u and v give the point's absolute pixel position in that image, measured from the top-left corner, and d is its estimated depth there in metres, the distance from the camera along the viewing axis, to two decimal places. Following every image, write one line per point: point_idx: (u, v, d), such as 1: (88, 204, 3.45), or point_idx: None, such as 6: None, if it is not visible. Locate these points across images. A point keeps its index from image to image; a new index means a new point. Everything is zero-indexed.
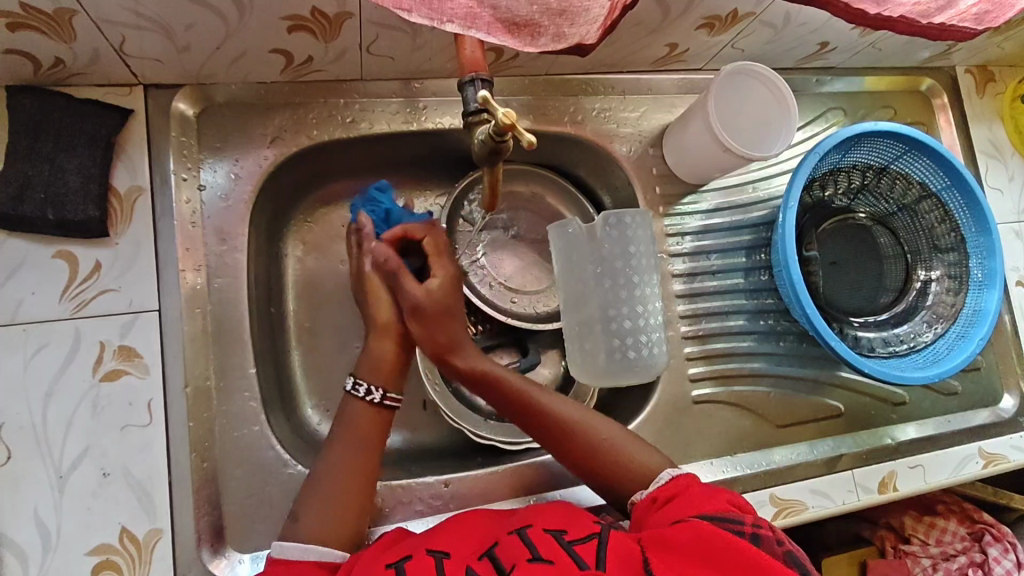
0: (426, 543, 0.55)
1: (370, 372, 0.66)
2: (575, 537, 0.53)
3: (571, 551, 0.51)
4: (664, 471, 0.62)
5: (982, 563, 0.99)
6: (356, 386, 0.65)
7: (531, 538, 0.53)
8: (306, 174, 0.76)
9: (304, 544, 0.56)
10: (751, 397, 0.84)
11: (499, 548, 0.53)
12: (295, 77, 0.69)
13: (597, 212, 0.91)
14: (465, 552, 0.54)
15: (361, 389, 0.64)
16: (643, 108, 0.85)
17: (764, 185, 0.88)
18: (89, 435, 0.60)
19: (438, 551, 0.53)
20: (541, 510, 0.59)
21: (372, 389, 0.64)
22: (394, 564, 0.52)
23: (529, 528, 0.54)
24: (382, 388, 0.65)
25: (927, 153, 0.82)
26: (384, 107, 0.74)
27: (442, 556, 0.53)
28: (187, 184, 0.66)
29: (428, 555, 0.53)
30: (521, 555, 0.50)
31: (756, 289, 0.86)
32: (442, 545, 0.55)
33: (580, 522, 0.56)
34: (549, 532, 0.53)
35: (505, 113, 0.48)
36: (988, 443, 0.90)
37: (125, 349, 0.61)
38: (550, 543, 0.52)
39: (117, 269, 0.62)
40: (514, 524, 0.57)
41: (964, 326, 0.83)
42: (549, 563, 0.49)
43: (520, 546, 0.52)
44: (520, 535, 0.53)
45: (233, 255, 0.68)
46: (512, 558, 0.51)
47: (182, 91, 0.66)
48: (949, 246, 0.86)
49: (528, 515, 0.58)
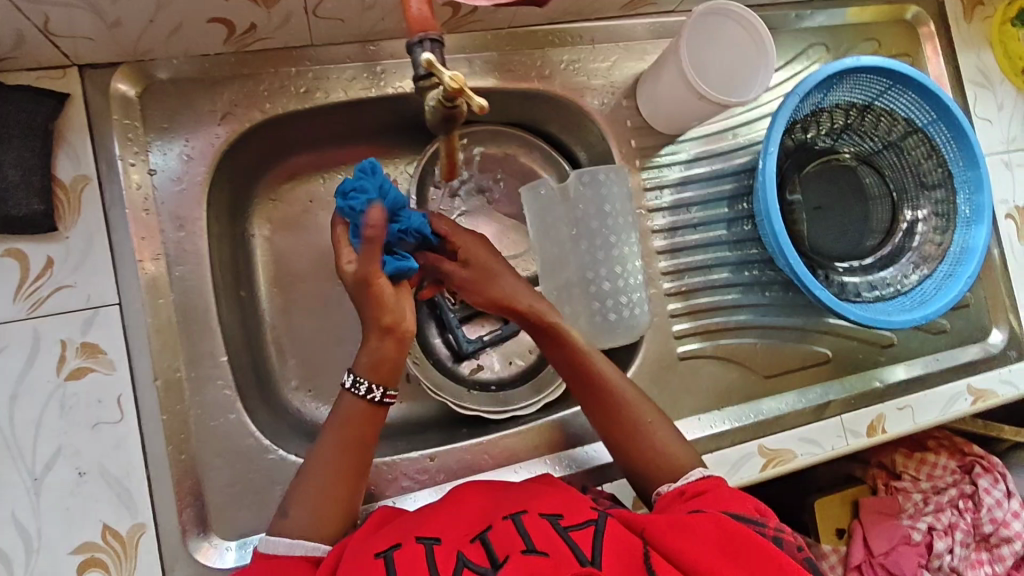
0: (417, 529, 0.54)
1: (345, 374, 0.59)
2: (570, 522, 0.52)
3: (567, 539, 0.50)
4: (700, 473, 0.61)
5: (972, 494, 1.03)
6: (354, 384, 0.58)
7: (526, 525, 0.51)
8: (264, 148, 0.73)
9: (291, 540, 0.55)
10: (738, 349, 0.83)
11: (492, 533, 0.51)
12: (240, 47, 0.65)
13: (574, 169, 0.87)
14: (457, 535, 0.53)
15: (358, 386, 0.58)
16: (614, 58, 0.80)
17: (744, 130, 0.85)
18: (61, 435, 0.58)
19: (428, 538, 0.52)
20: (538, 493, 0.57)
21: (372, 386, 0.58)
22: (385, 553, 0.51)
23: (524, 514, 0.53)
24: (383, 385, 0.59)
25: (912, 87, 0.78)
26: (339, 73, 0.70)
27: (433, 542, 0.52)
28: (136, 169, 0.63)
29: (419, 543, 0.52)
30: (514, 545, 0.49)
31: (740, 240, 0.84)
32: (432, 530, 0.54)
33: (576, 506, 0.55)
34: (544, 518, 0.53)
35: (450, 79, 0.46)
36: (977, 379, 0.90)
37: (88, 346, 0.60)
38: (544, 531, 0.51)
39: (71, 264, 0.60)
40: (510, 507, 0.55)
41: (951, 265, 0.81)
42: (543, 556, 0.48)
43: (513, 533, 0.50)
44: (514, 521, 0.52)
45: (192, 240, 0.65)
46: (504, 547, 0.49)
47: (119, 70, 0.62)
48: (935, 183, 0.84)
49: (523, 498, 0.57)
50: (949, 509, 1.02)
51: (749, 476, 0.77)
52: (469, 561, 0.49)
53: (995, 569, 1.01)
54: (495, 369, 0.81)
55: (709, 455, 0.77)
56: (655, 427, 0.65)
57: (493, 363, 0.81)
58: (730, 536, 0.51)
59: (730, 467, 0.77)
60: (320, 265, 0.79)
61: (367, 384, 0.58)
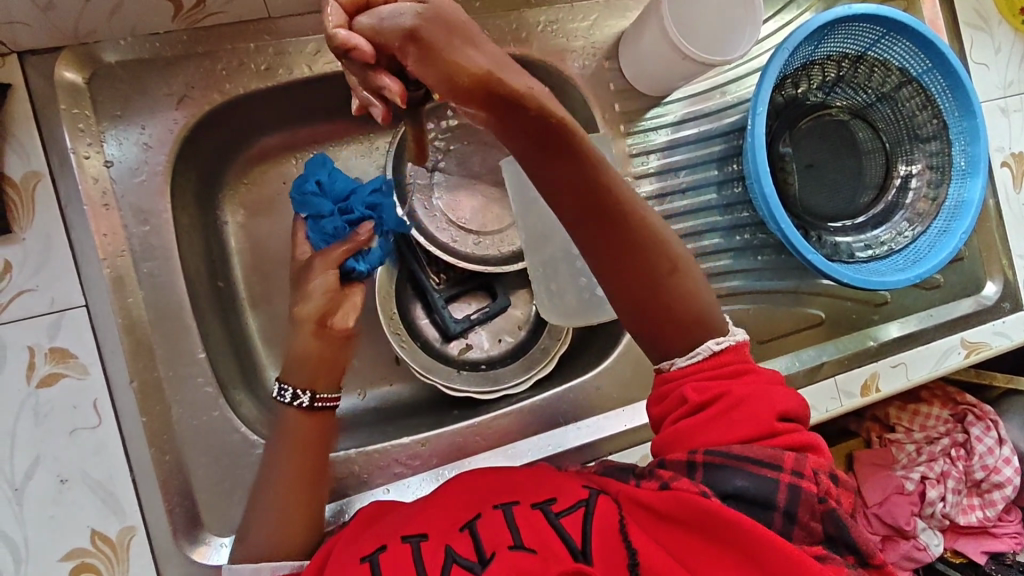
0: (404, 526, 0.53)
1: None
2: (562, 509, 0.52)
3: (558, 530, 0.50)
4: (708, 349, 0.54)
5: (964, 442, 1.03)
6: (281, 391, 0.58)
7: (517, 518, 0.51)
8: (229, 131, 0.69)
9: (257, 565, 0.53)
10: (730, 317, 0.81)
11: (482, 523, 0.51)
12: (191, 24, 0.61)
13: None
14: (443, 526, 0.52)
15: (286, 394, 0.58)
16: (593, 16, 0.76)
17: (733, 87, 0.81)
18: (38, 444, 0.57)
19: (415, 536, 0.51)
20: (529, 478, 0.57)
21: (299, 392, 0.58)
22: (371, 556, 0.50)
23: (517, 506, 0.53)
24: (309, 389, 0.58)
25: (907, 35, 0.75)
26: (301, 47, 0.65)
27: (419, 539, 0.51)
28: (91, 162, 0.60)
29: (405, 543, 0.51)
30: (503, 541, 0.49)
31: (730, 203, 0.81)
32: (418, 526, 0.52)
33: (569, 488, 0.55)
34: (536, 507, 0.52)
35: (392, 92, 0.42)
36: (972, 333, 0.89)
37: (57, 351, 0.57)
38: (535, 522, 0.51)
39: (31, 267, 0.57)
40: (502, 495, 0.55)
41: (946, 220, 0.79)
42: (531, 552, 0.48)
43: (503, 526, 0.50)
44: (505, 513, 0.52)
45: (158, 234, 0.61)
46: (493, 541, 0.49)
47: (61, 56, 0.58)
48: (930, 135, 0.81)
49: (514, 484, 0.56)
50: (941, 458, 1.03)
51: None
52: (457, 555, 0.48)
53: (986, 514, 1.03)
54: (483, 348, 0.80)
55: None
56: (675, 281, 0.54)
57: (481, 342, 0.80)
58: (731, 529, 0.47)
59: None
60: None
61: (293, 390, 0.58)
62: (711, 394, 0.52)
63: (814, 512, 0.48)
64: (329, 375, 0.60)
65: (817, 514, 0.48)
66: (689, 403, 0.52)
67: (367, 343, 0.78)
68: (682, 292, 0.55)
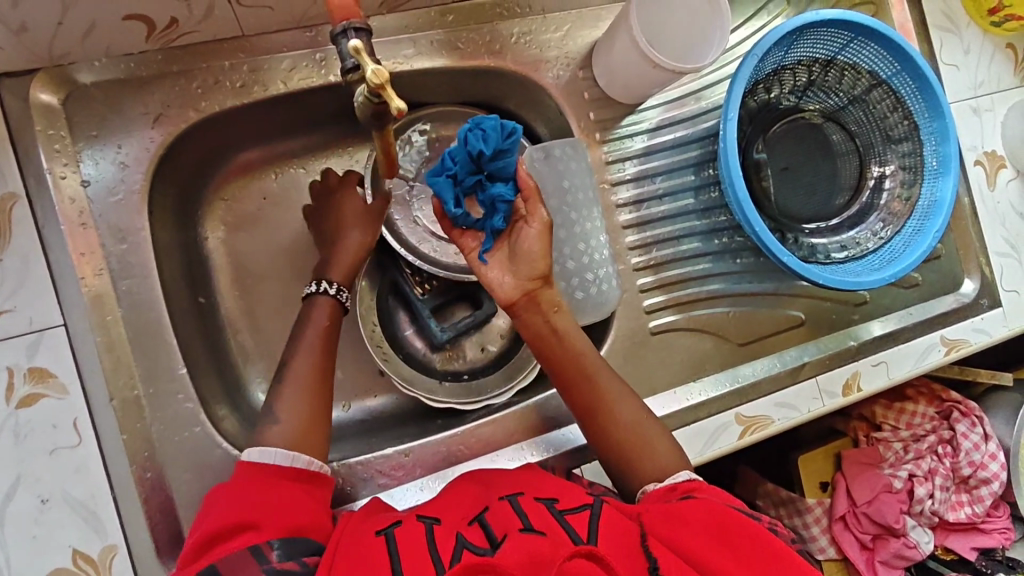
0: (416, 512, 0.54)
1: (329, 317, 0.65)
2: (566, 506, 0.53)
3: (563, 521, 0.50)
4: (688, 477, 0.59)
5: (950, 439, 1.04)
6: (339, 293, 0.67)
7: (523, 506, 0.52)
8: (206, 148, 0.69)
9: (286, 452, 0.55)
10: (710, 320, 0.82)
11: (490, 513, 0.52)
12: (165, 44, 0.61)
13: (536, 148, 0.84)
14: (455, 519, 0.53)
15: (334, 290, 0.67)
16: (566, 27, 0.77)
17: (707, 93, 0.82)
18: (19, 464, 0.57)
19: (428, 519, 0.52)
20: (532, 478, 0.58)
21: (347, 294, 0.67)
22: (386, 528, 0.51)
23: (521, 497, 0.54)
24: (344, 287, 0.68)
25: (875, 39, 0.76)
26: (276, 63, 0.66)
27: (433, 522, 0.52)
28: (68, 182, 0.60)
29: (420, 522, 0.52)
30: (513, 524, 0.49)
31: (707, 207, 0.82)
32: (431, 513, 0.54)
33: (572, 492, 0.56)
34: (540, 502, 0.53)
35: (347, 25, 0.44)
36: (950, 330, 0.90)
37: (35, 371, 0.57)
38: (540, 513, 0.51)
39: (8, 288, 0.57)
40: (506, 490, 0.56)
41: (920, 219, 0.80)
42: (540, 534, 0.48)
43: (511, 513, 0.51)
44: (512, 503, 0.52)
45: (136, 252, 0.62)
46: (503, 526, 0.49)
47: (37, 77, 0.59)
48: (902, 136, 0.82)
49: (516, 482, 0.57)
50: (928, 455, 1.04)
51: (727, 445, 0.77)
52: (467, 540, 0.48)
53: (975, 510, 1.04)
54: (466, 356, 0.80)
55: (688, 427, 0.77)
56: (645, 434, 0.63)
57: (464, 350, 0.80)
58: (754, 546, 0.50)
59: (708, 437, 0.77)
60: (280, 264, 0.76)
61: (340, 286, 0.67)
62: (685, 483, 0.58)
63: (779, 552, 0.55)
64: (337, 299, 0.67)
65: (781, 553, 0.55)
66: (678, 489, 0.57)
67: (350, 355, 0.78)
68: (645, 433, 0.63)
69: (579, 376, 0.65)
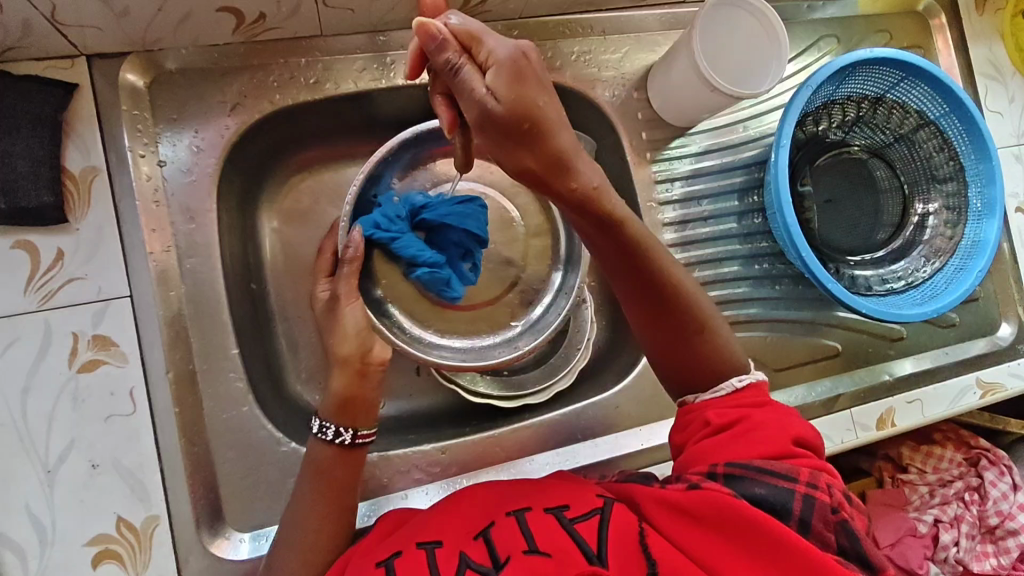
0: (418, 534, 0.54)
1: (335, 412, 0.59)
2: (576, 514, 0.52)
3: (572, 534, 0.50)
4: (732, 386, 0.59)
5: (978, 487, 1.02)
6: (322, 428, 0.58)
7: (529, 522, 0.52)
8: (275, 140, 0.71)
9: None
10: (748, 343, 0.82)
11: (495, 530, 0.52)
12: (249, 38, 0.64)
13: None
14: (458, 536, 0.53)
15: (327, 430, 0.58)
16: (625, 49, 0.80)
17: (755, 123, 0.84)
18: (73, 428, 0.58)
19: (429, 543, 0.52)
20: (543, 487, 0.58)
21: (341, 429, 0.58)
22: (387, 561, 0.51)
23: (529, 511, 0.54)
24: (351, 427, 0.59)
25: (925, 79, 0.78)
26: (349, 64, 0.69)
27: (434, 546, 0.52)
28: (146, 161, 0.63)
29: (420, 549, 0.51)
30: (517, 545, 0.49)
31: (750, 233, 0.84)
32: (432, 534, 0.53)
33: (583, 496, 0.55)
34: (550, 513, 0.53)
35: (414, 20, 0.45)
36: (986, 373, 0.90)
37: (100, 338, 0.59)
38: (550, 528, 0.51)
39: (82, 256, 0.60)
40: (513, 503, 0.56)
41: (963, 258, 0.81)
42: (546, 556, 0.47)
43: (517, 532, 0.50)
44: (519, 519, 0.52)
45: (203, 232, 0.64)
46: (507, 547, 0.49)
47: (128, 60, 0.62)
48: (947, 176, 0.83)
49: (526, 493, 0.57)
50: (955, 501, 1.02)
51: None
52: (471, 560, 0.49)
53: (1001, 561, 0.99)
54: None
55: None
56: (715, 337, 0.61)
57: None
58: (778, 536, 0.48)
59: None
60: None
61: (335, 428, 0.58)
62: (732, 418, 0.56)
63: (827, 524, 0.50)
64: (365, 414, 0.60)
65: (830, 525, 0.50)
66: (711, 424, 0.57)
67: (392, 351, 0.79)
68: (717, 335, 0.61)
69: (645, 274, 0.59)
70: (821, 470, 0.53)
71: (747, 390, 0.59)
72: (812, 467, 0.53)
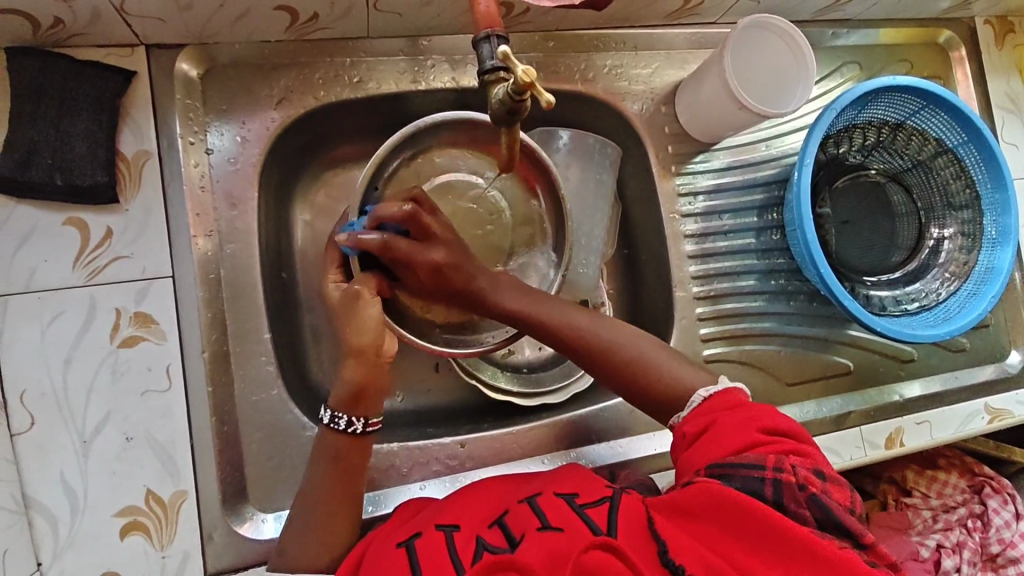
0: (437, 517, 0.56)
1: (349, 404, 0.59)
2: (586, 500, 0.54)
3: (581, 515, 0.52)
4: (700, 397, 0.61)
5: (981, 514, 1.02)
6: (335, 418, 0.59)
7: (542, 506, 0.54)
8: (315, 135, 0.74)
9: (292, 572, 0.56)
10: (762, 355, 0.84)
11: (509, 516, 0.54)
12: (300, 36, 0.67)
13: (563, 134, 0.82)
14: (474, 522, 0.55)
15: (340, 420, 0.59)
16: (654, 65, 0.83)
17: (776, 142, 0.87)
18: (110, 401, 0.60)
19: (448, 526, 0.54)
20: (554, 477, 0.60)
21: (354, 419, 0.59)
22: (406, 542, 0.53)
23: (540, 496, 0.55)
24: (363, 416, 0.59)
25: (945, 108, 0.80)
26: (391, 66, 0.72)
27: (452, 529, 0.53)
28: (195, 148, 0.65)
29: (439, 530, 0.53)
30: (531, 524, 0.51)
31: (768, 248, 0.86)
32: (451, 518, 0.55)
33: (592, 486, 0.57)
34: (561, 497, 0.55)
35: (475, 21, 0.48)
36: (994, 399, 0.91)
37: (141, 316, 0.61)
38: (561, 509, 0.53)
39: (129, 236, 0.62)
40: (526, 491, 0.58)
41: (976, 284, 0.83)
42: (558, 531, 0.50)
43: (530, 514, 0.53)
44: (530, 504, 0.54)
45: (244, 220, 0.67)
46: (521, 526, 0.51)
47: (185, 50, 0.64)
48: (963, 203, 0.85)
49: (537, 482, 0.59)
50: (957, 527, 1.01)
51: None
52: (488, 544, 0.51)
53: None
54: (526, 353, 0.82)
55: None
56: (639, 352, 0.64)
57: (524, 346, 0.82)
58: (771, 517, 0.48)
59: None
60: None
61: (349, 418, 0.59)
62: (703, 426, 0.58)
63: (799, 501, 0.50)
64: (374, 401, 0.60)
65: (803, 502, 0.50)
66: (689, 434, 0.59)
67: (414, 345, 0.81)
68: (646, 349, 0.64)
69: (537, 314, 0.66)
70: (791, 452, 0.54)
71: (717, 397, 0.60)
72: (780, 451, 0.54)
